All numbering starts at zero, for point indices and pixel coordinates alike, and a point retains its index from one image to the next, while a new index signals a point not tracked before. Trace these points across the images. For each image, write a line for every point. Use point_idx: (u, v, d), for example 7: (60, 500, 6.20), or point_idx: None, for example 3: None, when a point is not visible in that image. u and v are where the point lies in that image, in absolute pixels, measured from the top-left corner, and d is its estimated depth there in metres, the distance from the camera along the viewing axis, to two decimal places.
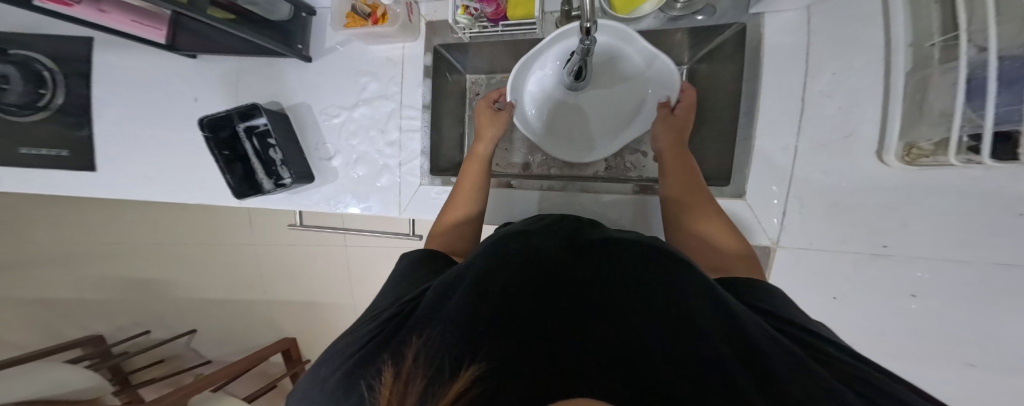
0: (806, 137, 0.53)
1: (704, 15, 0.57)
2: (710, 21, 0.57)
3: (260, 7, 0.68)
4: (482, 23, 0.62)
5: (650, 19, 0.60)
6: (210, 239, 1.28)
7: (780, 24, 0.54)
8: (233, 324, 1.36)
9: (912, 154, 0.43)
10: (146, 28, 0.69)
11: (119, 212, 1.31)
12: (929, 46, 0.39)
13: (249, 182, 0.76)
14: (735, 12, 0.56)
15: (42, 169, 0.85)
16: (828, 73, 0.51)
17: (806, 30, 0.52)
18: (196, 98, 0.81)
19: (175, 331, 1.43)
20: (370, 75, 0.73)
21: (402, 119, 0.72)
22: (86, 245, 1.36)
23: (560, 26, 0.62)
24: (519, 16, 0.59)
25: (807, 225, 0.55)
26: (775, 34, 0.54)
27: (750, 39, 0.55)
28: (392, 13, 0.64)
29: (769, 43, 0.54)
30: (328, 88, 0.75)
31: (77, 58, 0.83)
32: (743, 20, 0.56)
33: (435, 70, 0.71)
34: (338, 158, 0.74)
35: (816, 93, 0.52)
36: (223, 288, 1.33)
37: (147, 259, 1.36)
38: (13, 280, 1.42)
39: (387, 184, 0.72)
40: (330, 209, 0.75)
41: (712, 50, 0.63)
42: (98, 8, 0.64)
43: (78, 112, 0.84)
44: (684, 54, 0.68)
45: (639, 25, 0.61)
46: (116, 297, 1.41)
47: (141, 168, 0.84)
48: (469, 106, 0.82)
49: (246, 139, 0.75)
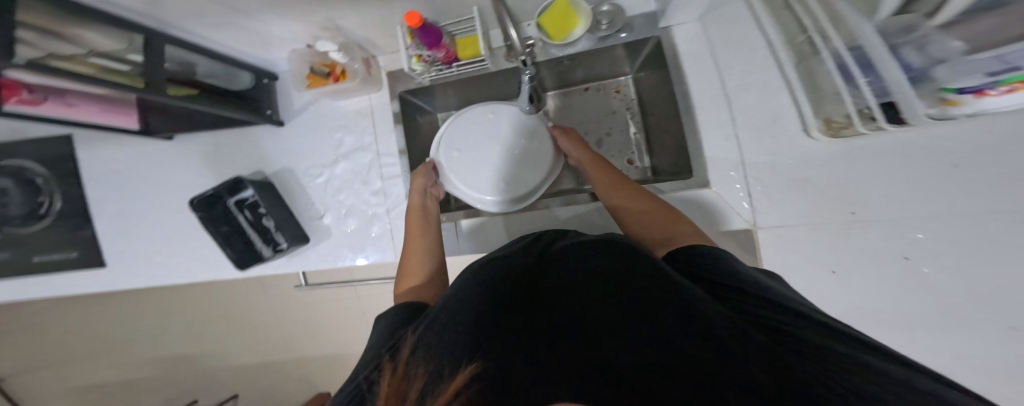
0: (744, 130, 0.55)
1: (626, 33, 0.61)
2: (633, 37, 0.62)
3: (220, 78, 0.71)
4: (437, 66, 0.62)
5: (582, 43, 0.62)
6: (228, 308, 1.31)
7: (687, 33, 0.60)
8: (258, 390, 1.36)
9: (832, 127, 0.44)
10: (118, 115, 0.70)
11: (143, 297, 1.36)
12: (800, 41, 0.42)
13: (248, 252, 0.77)
14: (648, 28, 0.61)
15: (53, 272, 0.87)
16: (736, 69, 0.56)
17: (707, 37, 0.59)
18: (178, 176, 0.81)
19: None
20: (344, 129, 0.73)
21: (382, 168, 0.72)
22: (114, 335, 1.40)
23: (509, 58, 0.64)
24: (470, 54, 0.61)
25: (806, 217, 0.50)
26: (685, 42, 0.60)
27: (669, 48, 0.61)
28: (352, 68, 0.66)
29: (682, 50, 0.60)
30: (305, 148, 0.74)
31: (63, 157, 0.85)
32: (655, 34, 0.61)
33: (405, 114, 0.72)
34: (329, 215, 0.75)
35: (734, 86, 0.56)
36: (246, 355, 1.34)
37: (168, 339, 1.38)
38: (54, 379, 1.47)
39: (379, 233, 0.73)
40: (331, 264, 0.76)
41: (647, 57, 0.66)
42: (64, 100, 0.63)
43: (74, 213, 0.86)
44: (626, 66, 0.70)
45: (573, 49, 0.62)
46: (145, 382, 1.42)
47: (139, 257, 0.84)
48: None
49: (239, 211, 0.76)
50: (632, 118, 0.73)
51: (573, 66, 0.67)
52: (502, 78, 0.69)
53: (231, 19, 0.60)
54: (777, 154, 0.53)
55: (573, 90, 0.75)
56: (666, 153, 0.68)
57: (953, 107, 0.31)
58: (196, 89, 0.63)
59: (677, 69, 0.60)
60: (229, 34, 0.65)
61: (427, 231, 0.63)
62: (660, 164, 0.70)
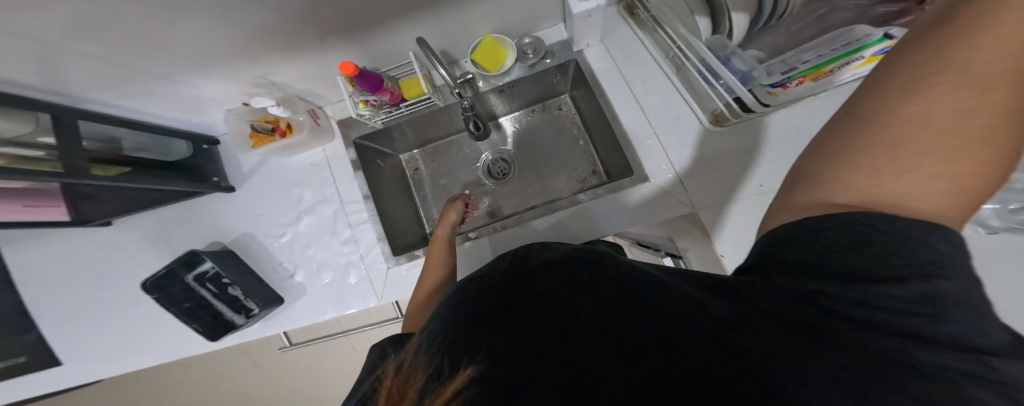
0: (668, 142, 0.61)
1: (550, 58, 0.67)
2: (557, 61, 0.68)
3: (152, 151, 0.67)
4: (386, 109, 0.64)
5: (516, 70, 0.68)
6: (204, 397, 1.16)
7: (597, 54, 0.66)
8: None
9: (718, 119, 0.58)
10: (44, 209, 0.65)
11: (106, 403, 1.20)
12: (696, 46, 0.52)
13: (217, 324, 0.73)
14: (565, 53, 0.68)
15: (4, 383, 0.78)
16: (641, 82, 0.64)
17: (613, 56, 0.66)
18: (129, 263, 0.75)
19: None
20: (301, 184, 0.72)
21: (348, 216, 0.71)
22: None
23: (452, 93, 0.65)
24: (415, 94, 0.64)
25: (752, 204, 0.55)
26: (597, 61, 0.66)
27: (587, 69, 0.66)
28: (296, 122, 0.65)
29: (598, 68, 0.66)
30: (264, 210, 0.72)
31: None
32: (574, 57, 0.67)
33: (364, 159, 0.72)
34: (301, 273, 0.73)
35: (643, 95, 0.63)
36: None
37: None
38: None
39: (358, 280, 0.72)
40: (311, 321, 0.73)
41: (575, 78, 0.71)
42: None
43: (16, 319, 0.77)
44: (560, 85, 0.74)
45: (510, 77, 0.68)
46: None
47: (101, 351, 0.77)
48: (412, 183, 0.82)
49: (201, 286, 0.73)
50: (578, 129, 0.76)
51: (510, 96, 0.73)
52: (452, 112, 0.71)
53: (158, 86, 0.60)
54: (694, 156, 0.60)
55: (520, 115, 0.79)
56: (611, 156, 0.69)
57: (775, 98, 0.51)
58: (127, 166, 0.61)
59: (598, 88, 0.65)
60: (158, 103, 0.63)
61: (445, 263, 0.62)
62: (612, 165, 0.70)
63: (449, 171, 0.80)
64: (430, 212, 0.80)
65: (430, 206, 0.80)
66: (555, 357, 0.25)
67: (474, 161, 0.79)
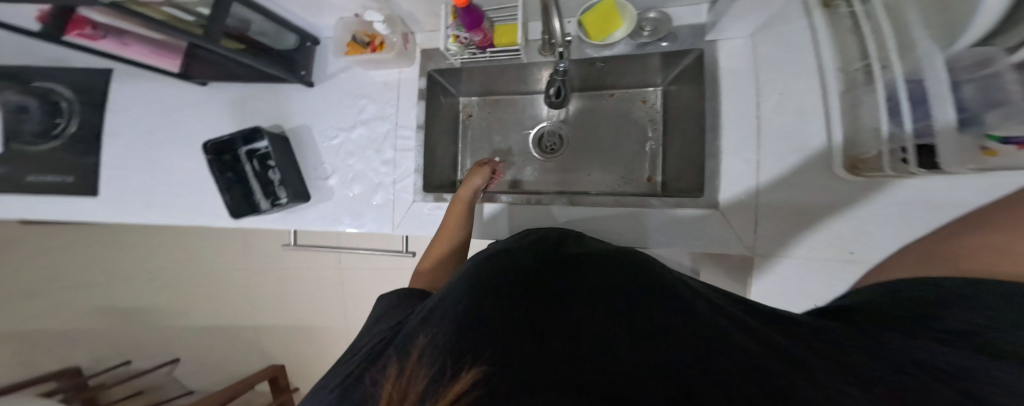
0: (764, 163, 0.56)
1: (667, 42, 0.64)
2: (674, 46, 0.64)
3: (269, 36, 0.75)
4: (471, 49, 0.66)
5: (622, 46, 0.66)
6: (204, 264, 1.27)
7: (733, 50, 0.61)
8: (218, 350, 1.31)
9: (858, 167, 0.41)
10: (163, 58, 0.73)
11: (122, 236, 1.32)
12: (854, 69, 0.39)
13: (246, 201, 0.76)
14: (693, 40, 0.63)
15: (50, 195, 0.85)
16: (775, 94, 0.54)
17: (755, 56, 0.59)
18: (200, 121, 0.82)
19: (155, 362, 1.36)
20: (368, 97, 0.76)
21: (397, 139, 0.74)
22: (77, 272, 1.34)
23: (544, 53, 0.67)
24: (505, 43, 0.65)
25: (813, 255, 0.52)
26: (728, 59, 0.61)
27: (708, 63, 0.62)
28: (390, 41, 0.69)
29: (724, 66, 0.61)
30: (328, 110, 0.77)
31: (94, 85, 0.86)
32: (699, 46, 0.62)
33: (431, 91, 0.74)
34: (334, 178, 0.75)
35: (769, 110, 0.56)
36: (211, 314, 1.29)
37: (136, 282, 1.33)
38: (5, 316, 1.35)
39: (381, 202, 0.73)
40: (326, 227, 0.75)
41: (678, 72, 0.68)
42: (122, 40, 0.69)
43: (87, 139, 0.85)
44: (655, 78, 0.72)
45: (612, 51, 0.66)
46: (93, 328, 1.35)
47: (142, 192, 0.83)
48: (461, 128, 0.82)
49: (246, 161, 0.76)
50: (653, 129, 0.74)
51: (603, 71, 0.72)
52: (532, 72, 0.72)
53: None
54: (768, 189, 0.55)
55: (596, 94, 0.78)
56: (686, 171, 0.67)
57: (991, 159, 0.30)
58: (242, 43, 0.69)
59: (708, 89, 0.61)
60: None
61: (462, 220, 0.66)
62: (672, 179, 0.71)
63: (501, 125, 0.81)
64: (466, 162, 0.82)
65: (467, 156, 0.82)
66: (563, 343, 0.25)
67: (527, 127, 0.79)
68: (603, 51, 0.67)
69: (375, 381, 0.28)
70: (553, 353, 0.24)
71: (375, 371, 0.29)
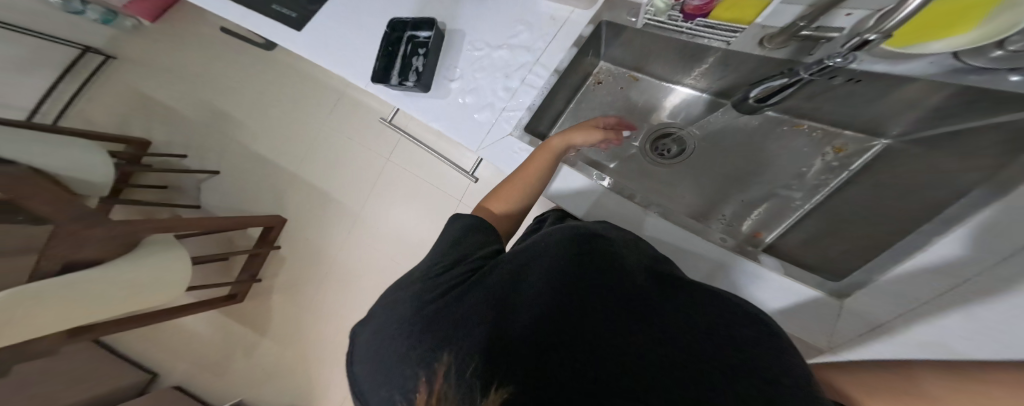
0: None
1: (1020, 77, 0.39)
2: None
3: None
4: (675, 13, 0.59)
5: (916, 63, 0.45)
6: (307, 119, 1.56)
7: None
8: (263, 186, 1.55)
9: None
10: None
11: (265, 69, 1.68)
12: None
13: (383, 74, 0.79)
14: None
15: (237, 3, 0.96)
16: None
17: None
18: None
19: (205, 168, 1.60)
20: (527, 25, 0.72)
21: (529, 74, 0.70)
22: (221, 80, 1.70)
23: (767, 43, 0.52)
24: (727, 17, 0.55)
25: None
26: None
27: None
28: None
29: None
30: (485, 24, 0.76)
31: None
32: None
33: (586, 44, 0.68)
34: (458, 83, 0.75)
35: None
36: (278, 151, 1.57)
37: (246, 106, 1.65)
38: (174, 92, 1.73)
39: (482, 119, 0.71)
40: (425, 120, 0.76)
41: (937, 135, 0.49)
42: None
43: None
44: (892, 124, 0.53)
45: (893, 67, 0.46)
46: (199, 120, 1.68)
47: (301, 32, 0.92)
48: (583, 91, 0.77)
49: (405, 43, 0.79)
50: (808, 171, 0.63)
51: (830, 91, 0.55)
52: (726, 64, 0.60)
53: None
54: (904, 298, 0.39)
55: (777, 118, 0.65)
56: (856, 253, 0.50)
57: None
58: None
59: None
60: None
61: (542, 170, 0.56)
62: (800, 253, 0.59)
63: (625, 109, 0.75)
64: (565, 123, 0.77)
65: (569, 119, 0.77)
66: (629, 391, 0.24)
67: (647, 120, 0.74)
68: (874, 65, 0.47)
69: (418, 375, 0.28)
70: (583, 370, 0.26)
71: (426, 354, 0.29)
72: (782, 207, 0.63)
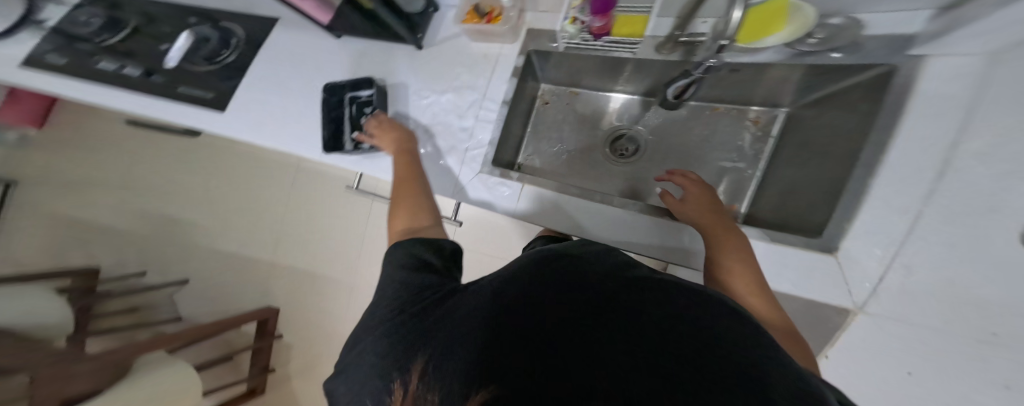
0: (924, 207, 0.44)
1: (842, 53, 0.52)
2: (850, 59, 0.51)
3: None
4: (585, 35, 0.64)
5: (770, 53, 0.56)
6: (258, 201, 1.49)
7: (951, 70, 0.44)
8: (238, 281, 1.49)
9: None
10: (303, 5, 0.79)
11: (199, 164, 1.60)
12: None
13: (332, 139, 0.77)
14: (885, 53, 0.49)
15: (157, 97, 0.91)
16: None
17: (990, 82, 0.42)
18: (304, 60, 0.87)
19: (172, 280, 1.55)
20: (464, 66, 0.76)
21: (481, 110, 0.74)
22: (157, 185, 1.62)
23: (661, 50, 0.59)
24: (626, 33, 0.61)
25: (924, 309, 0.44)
26: (935, 80, 0.45)
27: (898, 83, 0.48)
28: (505, 14, 0.67)
29: (923, 87, 0.45)
30: (425, 72, 0.79)
31: (234, 14, 0.95)
32: (893, 62, 0.48)
33: (523, 72, 0.73)
34: (413, 133, 0.76)
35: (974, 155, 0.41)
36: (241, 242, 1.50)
37: (193, 203, 1.57)
38: (113, 210, 1.65)
39: (449, 165, 0.73)
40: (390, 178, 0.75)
41: (828, 95, 0.58)
42: None
43: (206, 56, 0.92)
44: (782, 98, 0.64)
45: (756, 57, 0.57)
46: (145, 231, 1.61)
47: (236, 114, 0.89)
48: (535, 113, 0.81)
49: (348, 105, 0.78)
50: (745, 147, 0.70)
51: (724, 79, 0.66)
52: (638, 73, 0.68)
53: None
54: (884, 239, 0.46)
55: (699, 106, 0.73)
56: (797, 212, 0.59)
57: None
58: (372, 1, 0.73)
59: (883, 120, 0.48)
60: None
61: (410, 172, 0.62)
62: (763, 213, 0.66)
63: (577, 122, 0.80)
64: (529, 147, 0.81)
65: (531, 143, 0.81)
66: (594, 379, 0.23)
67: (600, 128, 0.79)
68: (744, 56, 0.57)
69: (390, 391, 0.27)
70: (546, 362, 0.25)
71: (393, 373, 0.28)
72: (739, 181, 0.69)
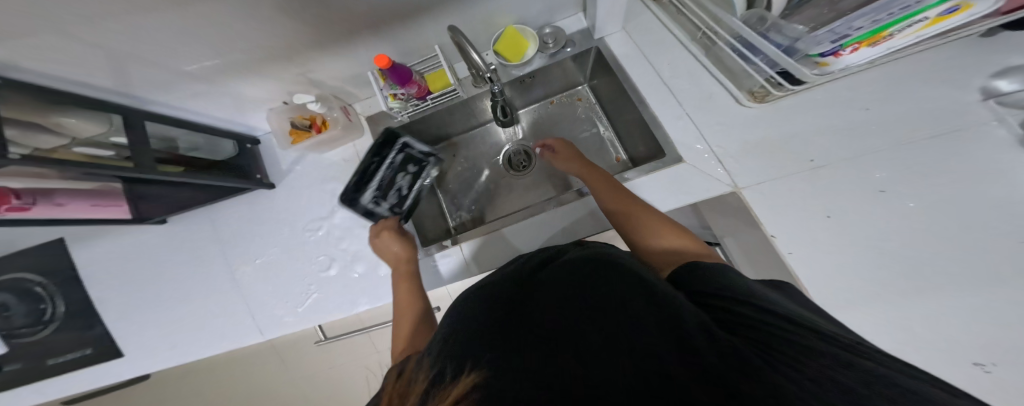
0: (702, 121, 0.60)
1: (571, 47, 0.69)
2: (576, 52, 0.70)
3: (203, 150, 0.70)
4: (412, 102, 0.64)
5: (537, 61, 0.69)
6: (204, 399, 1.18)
7: (619, 41, 0.68)
8: None
9: (757, 96, 0.55)
10: (108, 208, 0.68)
11: None
12: (699, 36, 0.58)
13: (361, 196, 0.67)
14: (586, 41, 0.70)
15: (72, 373, 0.82)
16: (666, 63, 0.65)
17: (633, 42, 0.67)
18: (178, 257, 0.79)
19: None
20: (335, 178, 0.74)
21: (379, 208, 0.73)
22: None
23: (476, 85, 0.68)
24: (441, 86, 0.64)
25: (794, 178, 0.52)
26: (618, 47, 0.68)
27: (608, 55, 0.68)
28: (331, 118, 0.68)
29: (619, 53, 0.67)
30: (304, 205, 0.75)
31: (59, 260, 0.81)
32: (595, 44, 0.69)
33: (391, 154, 0.74)
34: (336, 267, 0.74)
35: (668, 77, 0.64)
36: None
37: None
38: None
39: (389, 271, 0.72)
40: (347, 312, 0.73)
41: (595, 67, 0.73)
42: (52, 202, 0.62)
43: (79, 314, 0.81)
44: (579, 76, 0.76)
45: (531, 67, 0.69)
46: None
47: (161, 341, 0.81)
48: (434, 177, 0.83)
49: (398, 155, 0.71)
50: (599, 120, 0.78)
51: (530, 86, 0.74)
52: (472, 106, 0.73)
53: (205, 90, 0.62)
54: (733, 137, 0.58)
55: (540, 106, 0.81)
56: (636, 140, 0.70)
57: (826, 67, 0.42)
58: (180, 165, 0.62)
59: (634, 69, 0.65)
60: (213, 104, 0.67)
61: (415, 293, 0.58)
62: (636, 153, 0.71)
63: (469, 158, 0.83)
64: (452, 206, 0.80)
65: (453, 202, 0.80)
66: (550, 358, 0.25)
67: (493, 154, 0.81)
68: (525, 68, 0.69)
69: None
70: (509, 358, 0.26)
71: None
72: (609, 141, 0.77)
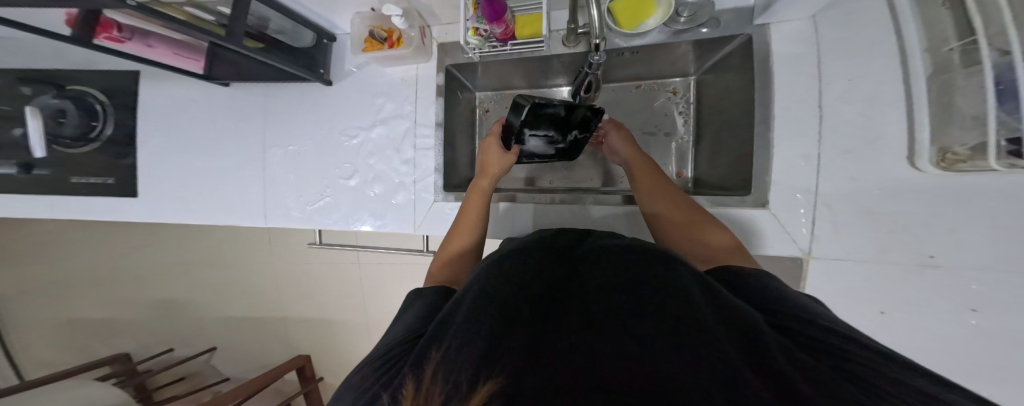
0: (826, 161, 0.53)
1: (707, 28, 0.61)
2: (715, 33, 0.61)
3: (287, 35, 0.74)
4: (492, 42, 0.65)
5: (655, 34, 0.65)
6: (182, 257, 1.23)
7: (784, 34, 0.57)
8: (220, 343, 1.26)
9: (948, 159, 0.39)
10: (186, 59, 0.70)
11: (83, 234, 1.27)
12: (948, 51, 0.37)
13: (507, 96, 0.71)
14: (738, 25, 0.60)
15: (90, 197, 0.86)
16: (843, 80, 0.51)
17: (815, 38, 0.55)
18: (220, 118, 0.83)
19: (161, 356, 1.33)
20: (386, 95, 0.75)
21: (416, 138, 0.73)
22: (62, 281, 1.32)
23: (567, 43, 0.67)
24: (527, 34, 0.63)
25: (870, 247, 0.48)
26: (784, 43, 0.57)
27: (758, 49, 0.58)
28: (407, 36, 0.68)
29: (775, 50, 0.57)
30: (349, 111, 0.77)
31: (120, 85, 0.85)
32: (747, 31, 0.59)
33: (447, 88, 0.75)
34: (356, 178, 0.75)
35: (833, 100, 0.53)
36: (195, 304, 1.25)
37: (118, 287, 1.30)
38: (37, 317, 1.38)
39: (401, 201, 0.73)
40: (345, 227, 0.76)
41: (717, 61, 0.68)
42: (144, 43, 0.65)
43: (119, 141, 0.86)
44: (689, 67, 0.73)
45: (645, 38, 0.65)
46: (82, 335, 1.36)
47: (177, 193, 0.84)
48: (479, 123, 0.86)
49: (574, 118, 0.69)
50: (684, 121, 0.78)
51: (632, 59, 0.72)
52: (548, 63, 0.72)
53: None
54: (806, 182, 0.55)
55: (624, 85, 0.81)
56: (719, 159, 0.69)
57: None
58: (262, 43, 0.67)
59: (760, 78, 0.58)
60: None
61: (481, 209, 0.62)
62: (709, 174, 0.72)
63: None
64: None
65: None
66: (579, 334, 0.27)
67: None
68: (634, 40, 0.66)
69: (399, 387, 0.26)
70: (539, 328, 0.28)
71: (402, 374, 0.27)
72: (679, 149, 0.78)
